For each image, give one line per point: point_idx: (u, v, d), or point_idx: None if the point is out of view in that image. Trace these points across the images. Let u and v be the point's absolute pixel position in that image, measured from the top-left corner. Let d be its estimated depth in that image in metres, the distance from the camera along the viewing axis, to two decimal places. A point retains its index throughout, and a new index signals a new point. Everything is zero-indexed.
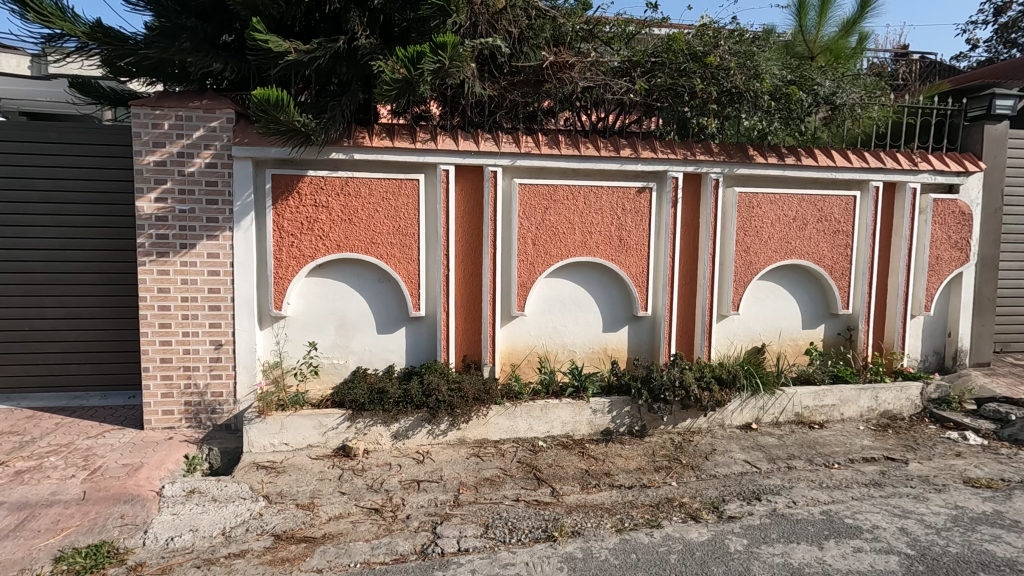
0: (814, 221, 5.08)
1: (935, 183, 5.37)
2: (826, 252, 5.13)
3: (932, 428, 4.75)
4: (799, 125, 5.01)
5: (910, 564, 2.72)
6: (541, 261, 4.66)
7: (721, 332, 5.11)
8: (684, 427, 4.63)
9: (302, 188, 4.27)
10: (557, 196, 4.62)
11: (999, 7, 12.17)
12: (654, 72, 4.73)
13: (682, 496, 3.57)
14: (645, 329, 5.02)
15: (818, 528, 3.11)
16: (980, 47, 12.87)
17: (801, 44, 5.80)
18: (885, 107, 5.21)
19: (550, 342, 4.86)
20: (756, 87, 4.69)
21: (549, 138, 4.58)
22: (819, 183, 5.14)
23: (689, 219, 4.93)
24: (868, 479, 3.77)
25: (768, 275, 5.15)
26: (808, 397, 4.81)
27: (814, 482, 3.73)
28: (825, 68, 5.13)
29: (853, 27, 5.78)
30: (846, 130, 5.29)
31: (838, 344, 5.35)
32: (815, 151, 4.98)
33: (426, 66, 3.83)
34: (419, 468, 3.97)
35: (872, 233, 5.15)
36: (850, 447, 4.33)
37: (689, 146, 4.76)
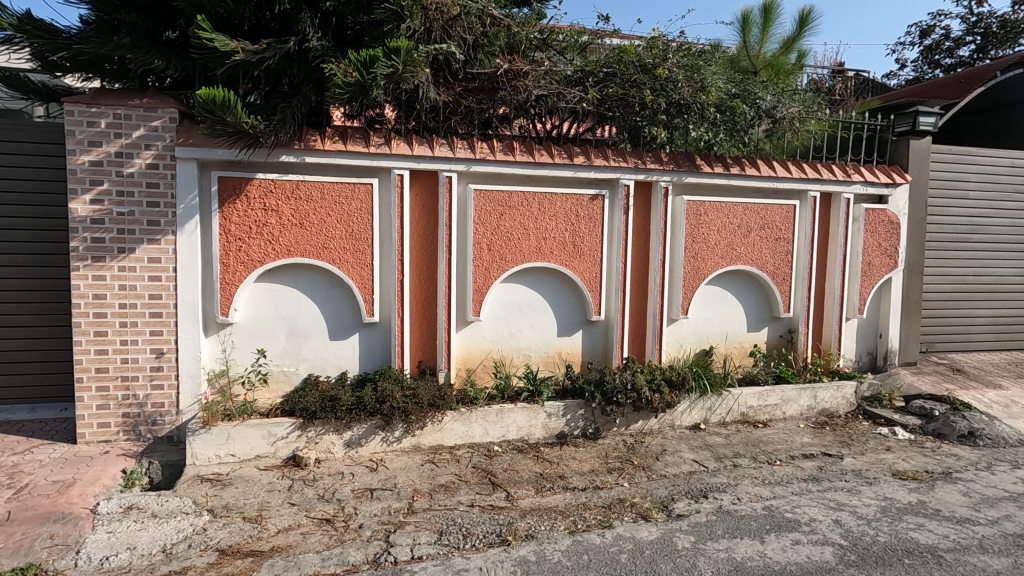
0: (757, 228, 5.32)
1: (867, 194, 5.72)
2: (768, 258, 5.38)
3: (865, 424, 5.03)
4: (742, 136, 5.24)
5: (843, 554, 2.87)
6: (497, 266, 4.68)
7: (671, 335, 5.27)
8: (636, 429, 4.74)
9: (250, 191, 4.15)
10: (512, 202, 4.66)
11: (925, 29, 13.06)
12: (606, 82, 4.85)
13: (633, 496, 3.66)
14: (598, 333, 5.12)
15: (760, 522, 3.25)
16: (908, 67, 13.74)
17: (745, 59, 6.08)
18: (822, 121, 5.52)
19: (506, 346, 4.89)
20: (703, 99, 4.88)
21: (503, 144, 4.62)
22: (762, 192, 5.38)
23: (641, 226, 5.07)
24: (806, 474, 3.97)
25: (716, 281, 5.35)
26: (752, 397, 5.01)
27: (757, 479, 3.90)
28: (767, 82, 5.38)
29: (793, 44, 6.11)
30: (786, 142, 5.52)
31: (780, 346, 5.61)
32: (758, 162, 5.23)
33: (379, 71, 3.80)
34: (372, 477, 3.92)
35: (810, 240, 5.44)
36: (790, 444, 4.54)
37: (640, 154, 4.91)
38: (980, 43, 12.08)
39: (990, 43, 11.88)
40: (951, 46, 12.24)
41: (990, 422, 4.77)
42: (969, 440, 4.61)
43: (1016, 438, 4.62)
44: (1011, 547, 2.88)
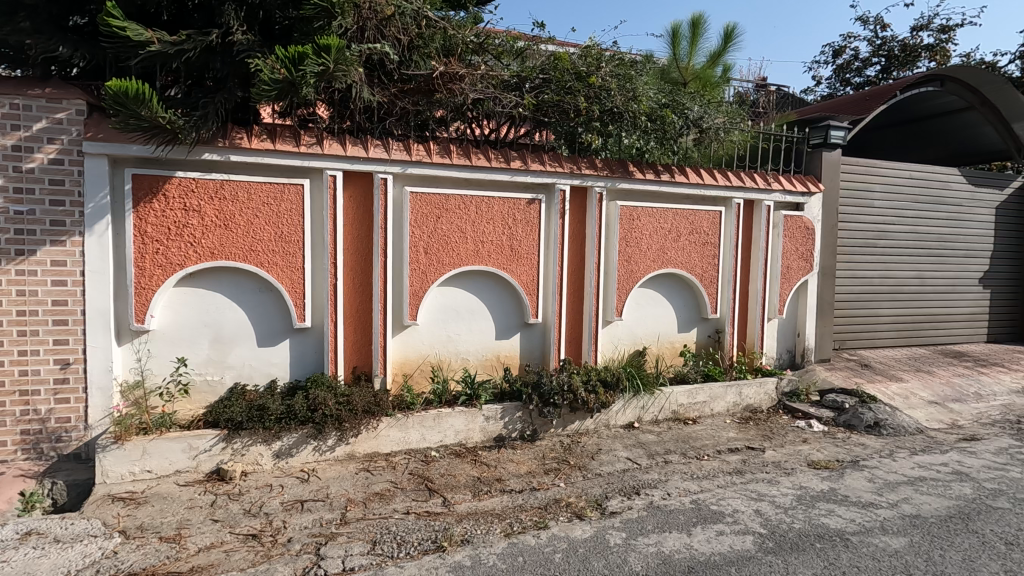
0: (686, 233, 5.55)
1: (785, 202, 6.10)
2: (697, 261, 5.62)
3: (784, 418, 5.35)
4: (672, 144, 5.40)
5: (762, 542, 3.02)
6: (434, 270, 4.64)
7: (607, 337, 5.40)
8: (572, 429, 4.82)
9: (169, 190, 3.91)
10: (449, 205, 4.64)
11: (837, 49, 14.08)
12: (542, 88, 4.93)
13: (569, 496, 3.72)
14: (536, 335, 5.18)
15: (687, 515, 3.38)
16: (822, 83, 14.75)
17: (675, 71, 6.35)
18: (744, 132, 5.84)
19: (443, 350, 4.85)
20: (634, 108, 5.05)
21: (440, 146, 4.60)
22: (691, 199, 5.62)
23: (578, 230, 5.17)
24: (731, 467, 4.17)
25: (648, 283, 5.54)
26: (682, 395, 5.21)
27: (686, 474, 4.06)
28: (695, 94, 5.62)
29: (719, 59, 6.45)
30: (713, 152, 5.77)
31: (708, 345, 5.88)
32: (687, 170, 5.47)
33: (309, 68, 3.70)
34: (303, 488, 3.78)
35: (735, 244, 5.74)
36: (717, 440, 4.76)
37: (576, 160, 5.02)
38: (884, 64, 13.15)
39: (893, 64, 12.94)
40: (860, 66, 13.25)
41: (893, 413, 5.18)
42: (874, 430, 4.99)
43: (914, 427, 5.04)
44: (908, 527, 3.14)
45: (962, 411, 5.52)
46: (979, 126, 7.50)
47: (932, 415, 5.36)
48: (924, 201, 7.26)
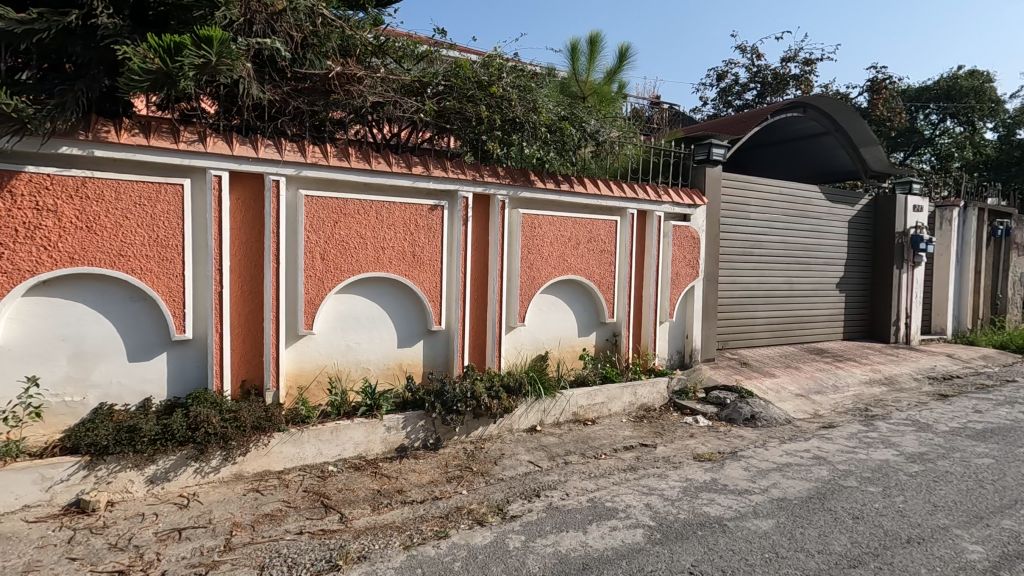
0: (585, 241, 5.78)
1: (674, 213, 6.55)
2: (595, 268, 5.87)
3: (674, 415, 5.71)
4: (571, 156, 5.63)
5: (651, 533, 3.20)
6: (331, 276, 4.46)
7: (510, 342, 5.48)
8: (476, 436, 4.84)
9: (16, 187, 3.44)
10: (347, 210, 4.49)
11: (720, 74, 15.37)
12: (443, 96, 4.93)
13: (470, 502, 3.72)
14: (440, 343, 5.14)
15: (584, 514, 3.50)
16: (709, 105, 16.02)
17: (574, 85, 6.61)
18: (637, 147, 6.19)
19: (342, 360, 4.67)
20: (534, 119, 5.19)
21: (337, 149, 4.44)
22: (589, 208, 5.87)
23: (481, 238, 5.21)
24: (626, 465, 4.39)
25: (550, 289, 5.70)
26: (582, 397, 5.41)
27: (585, 473, 4.21)
28: (591, 108, 5.88)
29: (615, 76, 6.78)
30: (608, 164, 6.05)
31: (606, 348, 6.16)
32: (585, 180, 5.72)
33: (187, 60, 3.46)
34: (182, 515, 3.46)
35: (629, 252, 6.07)
36: (614, 439, 4.98)
37: (478, 168, 5.07)
38: (759, 90, 14.53)
39: (767, 91, 14.34)
40: (739, 90, 14.56)
41: (766, 406, 5.70)
42: (751, 422, 5.46)
43: (783, 418, 5.59)
44: (776, 509, 3.46)
45: (822, 402, 6.20)
46: (833, 149, 8.52)
47: (799, 406, 5.97)
48: (791, 215, 8.10)
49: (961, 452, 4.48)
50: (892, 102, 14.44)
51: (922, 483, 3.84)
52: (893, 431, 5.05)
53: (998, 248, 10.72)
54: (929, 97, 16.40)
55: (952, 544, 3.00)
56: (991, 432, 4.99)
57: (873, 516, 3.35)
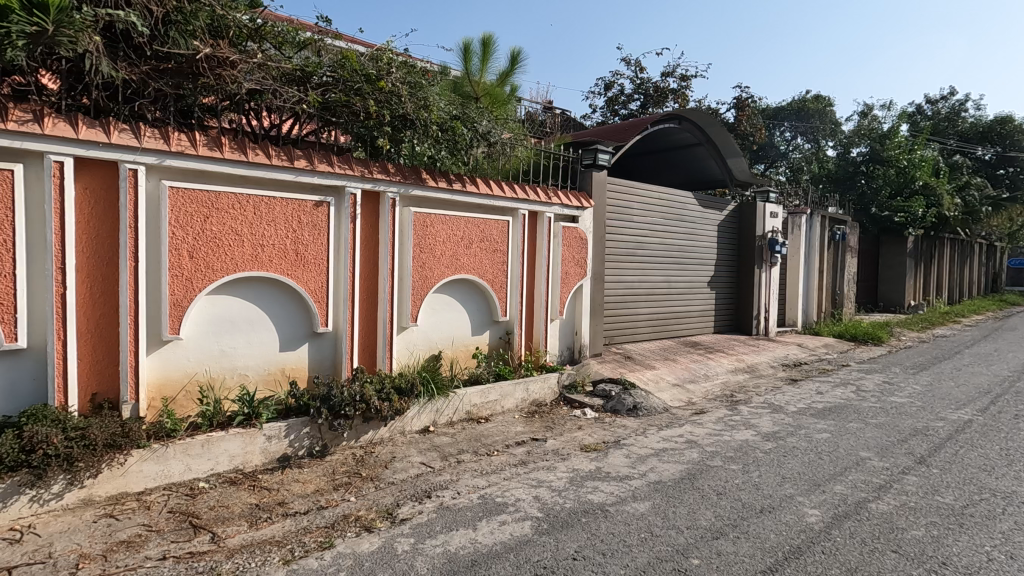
0: (478, 241, 5.82)
1: (564, 215, 6.81)
2: (488, 267, 5.93)
3: (564, 408, 5.94)
4: (463, 155, 5.65)
5: (539, 524, 3.30)
6: (201, 276, 4.09)
7: (402, 343, 5.38)
8: (366, 440, 4.69)
9: None
10: (220, 204, 4.14)
11: (607, 83, 16.20)
12: (328, 87, 4.72)
13: (358, 509, 3.59)
14: (326, 345, 4.92)
15: (474, 511, 3.53)
16: (598, 112, 16.83)
17: (467, 85, 6.64)
18: (528, 150, 6.36)
19: (215, 367, 4.31)
20: (426, 116, 5.12)
21: (208, 137, 4.09)
22: (481, 208, 5.93)
23: (370, 236, 5.06)
24: (517, 459, 4.49)
25: (443, 289, 5.67)
26: (475, 395, 5.45)
27: (477, 471, 4.24)
28: (483, 109, 5.94)
29: (507, 78, 6.89)
30: (500, 165, 6.16)
31: (499, 346, 6.26)
32: (477, 180, 5.76)
33: (15, 26, 3.15)
34: (12, 552, 3.00)
35: (521, 251, 6.21)
36: (506, 435, 5.07)
37: (367, 164, 4.92)
38: (642, 101, 15.53)
39: (649, 102, 15.36)
40: (625, 100, 15.47)
41: (647, 397, 6.10)
42: (634, 412, 5.82)
43: (662, 407, 6.02)
44: (652, 492, 3.72)
45: (695, 390, 6.76)
46: (704, 159, 9.34)
47: (675, 395, 6.46)
48: (669, 219, 8.75)
49: (805, 429, 5.10)
50: (754, 118, 16.08)
51: (774, 458, 4.32)
52: (753, 414, 5.64)
53: (836, 250, 12.36)
54: (783, 116, 18.49)
55: (795, 510, 3.41)
56: (829, 410, 5.74)
57: (734, 491, 3.71)
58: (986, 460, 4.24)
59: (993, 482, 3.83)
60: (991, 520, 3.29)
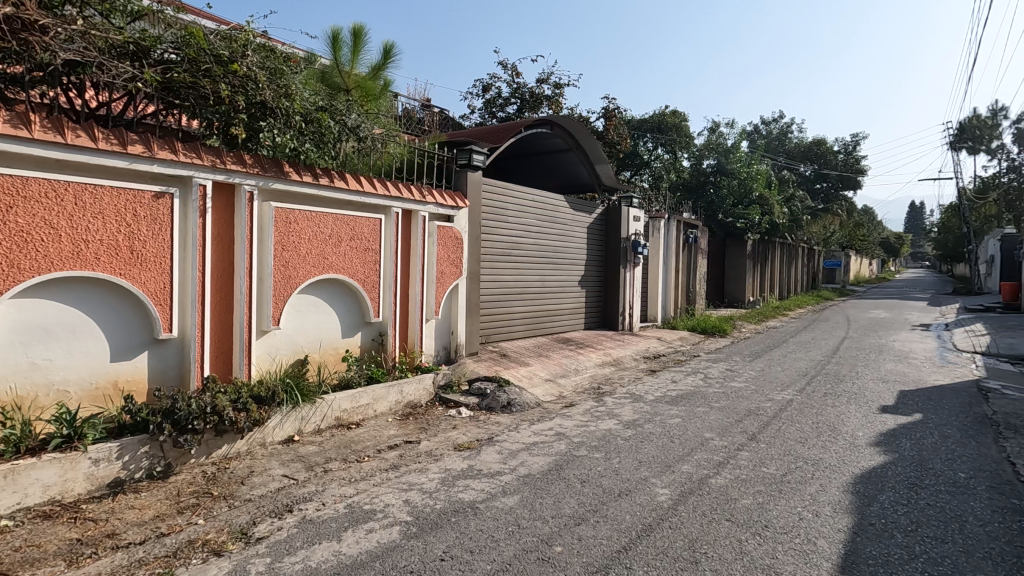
0: (347, 239, 5.58)
1: (439, 214, 6.78)
2: (359, 267, 5.72)
3: (440, 409, 5.90)
4: (331, 149, 5.39)
5: (407, 529, 3.24)
6: (4, 277, 3.45)
7: (262, 348, 4.99)
8: (219, 456, 4.28)
9: None
10: (29, 193, 3.53)
11: (485, 85, 16.38)
12: (170, 65, 4.23)
13: (206, 532, 3.26)
14: (170, 353, 4.40)
15: (339, 522, 3.37)
16: (476, 113, 16.96)
17: (336, 76, 6.33)
18: (401, 146, 6.23)
19: (24, 383, 3.65)
20: (287, 105, 4.81)
21: (12, 113, 3.46)
22: (351, 205, 5.70)
23: (224, 232, 4.63)
24: (389, 464, 4.37)
25: (309, 289, 5.36)
26: (345, 400, 5.22)
27: (345, 479, 4.06)
28: (352, 102, 5.72)
29: (380, 72, 6.65)
30: (371, 161, 5.96)
31: (372, 349, 6.07)
32: (347, 175, 5.53)
33: None
34: None
35: (395, 251, 6.07)
36: (378, 439, 4.92)
37: (219, 153, 4.50)
38: (519, 106, 15.93)
39: (525, 107, 15.80)
40: (502, 103, 15.77)
41: (520, 393, 6.27)
42: (507, 408, 5.95)
43: (534, 402, 6.22)
44: (521, 485, 3.83)
45: (566, 384, 7.09)
46: (575, 164, 9.82)
47: (547, 390, 6.71)
48: (543, 220, 9.10)
49: (660, 415, 5.57)
50: (620, 129, 17.23)
51: (633, 444, 4.67)
52: (616, 404, 6.04)
53: (689, 252, 13.69)
54: (646, 128, 20.05)
55: (649, 491, 3.71)
56: (681, 397, 6.32)
57: (596, 478, 3.94)
58: (801, 433, 4.94)
59: (806, 452, 4.47)
60: (803, 485, 3.83)
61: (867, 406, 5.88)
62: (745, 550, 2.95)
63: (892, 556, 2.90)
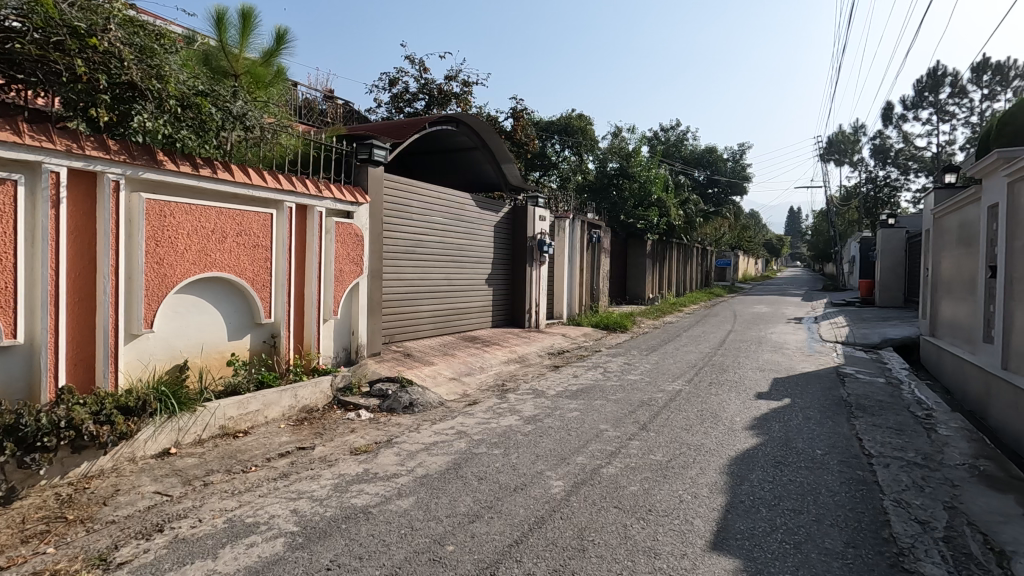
0: (233, 235, 5.21)
1: (337, 210, 6.51)
2: (246, 265, 5.36)
3: (338, 412, 5.69)
4: (212, 138, 5.00)
5: (293, 540, 3.08)
6: None
7: (133, 353, 4.54)
8: (77, 475, 3.83)
9: None
10: None
11: (392, 79, 15.99)
12: (13, 35, 3.71)
13: (56, 562, 2.90)
14: (15, 362, 3.82)
15: (217, 538, 3.14)
16: (382, 107, 16.50)
17: (221, 59, 5.84)
18: (293, 137, 5.92)
19: None
20: (159, 87, 4.38)
21: None
22: (237, 199, 5.32)
23: (83, 226, 4.14)
24: (278, 472, 4.14)
25: (188, 289, 4.95)
26: (231, 407, 4.87)
27: (226, 492, 3.79)
28: (237, 89, 5.34)
29: (274, 58, 6.10)
30: (260, 152, 5.62)
31: (262, 351, 5.71)
32: (232, 167, 5.17)
33: None
34: None
35: (288, 248, 5.76)
36: (268, 447, 4.65)
37: (76, 136, 4.03)
38: (427, 102, 15.72)
39: (433, 103, 15.63)
40: (410, 98, 15.47)
41: (423, 393, 6.19)
42: (409, 409, 5.84)
43: (437, 401, 6.16)
44: (418, 486, 3.77)
45: (470, 382, 7.09)
46: (481, 162, 9.82)
47: (451, 389, 6.68)
48: (449, 218, 9.04)
49: (560, 409, 5.73)
50: (528, 130, 17.50)
51: (532, 439, 4.76)
52: (518, 400, 6.14)
53: (593, 251, 14.21)
54: (554, 130, 20.56)
55: (543, 484, 3.80)
56: (581, 391, 6.55)
57: (493, 474, 3.98)
58: (687, 421, 5.29)
59: (690, 438, 4.79)
60: (685, 469, 4.10)
61: (745, 393, 6.42)
62: (629, 534, 3.10)
63: (757, 530, 3.17)
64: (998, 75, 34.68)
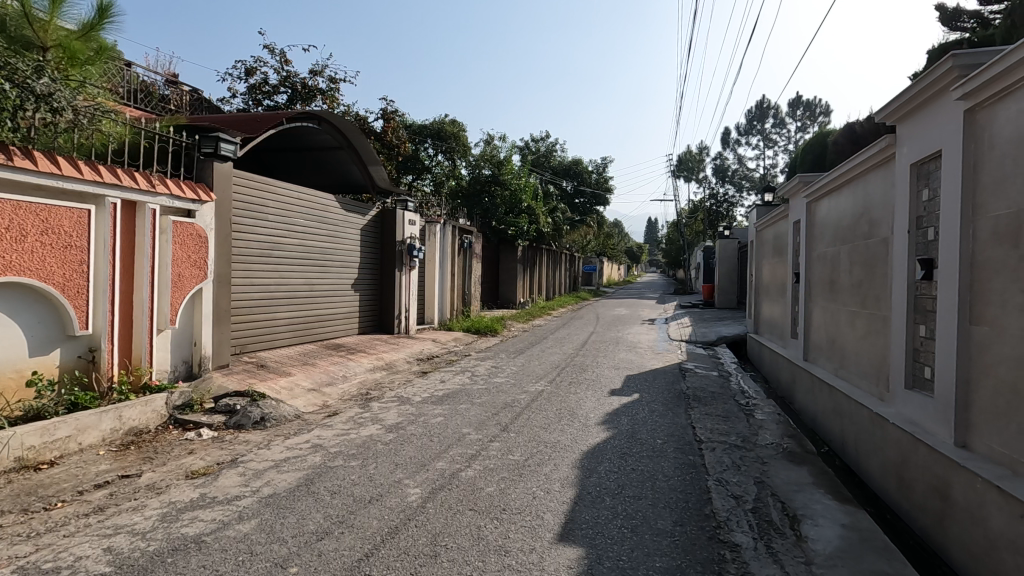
0: (37, 232, 4.46)
1: (174, 208, 5.86)
2: (55, 268, 4.61)
3: (173, 433, 5.10)
4: (7, 120, 4.23)
5: None
6: None
7: None
8: None
9: None
10: None
11: (249, 69, 14.83)
12: None
13: None
14: None
15: None
16: (238, 98, 15.25)
17: (23, 27, 4.94)
18: (119, 124, 5.20)
19: None
20: None
21: None
22: (42, 191, 4.56)
23: None
24: (91, 507, 3.60)
25: None
26: (32, 435, 4.15)
27: (20, 536, 3.22)
28: (43, 64, 4.58)
29: (94, 32, 5.30)
30: (74, 139, 4.86)
31: (76, 368, 4.94)
32: (35, 154, 4.42)
33: None
34: None
35: (110, 249, 5.06)
36: (81, 478, 4.03)
37: None
38: (290, 96, 14.81)
39: (296, 98, 14.77)
40: (269, 90, 14.45)
41: (277, 406, 5.77)
42: (260, 424, 5.41)
43: (293, 414, 5.79)
44: (262, 507, 3.51)
45: (331, 392, 6.76)
46: (346, 161, 9.42)
47: (309, 400, 6.31)
48: (310, 220, 8.58)
49: (423, 416, 5.67)
50: (399, 131, 17.19)
51: (392, 448, 4.66)
52: (381, 409, 5.98)
53: (465, 256, 14.34)
54: (426, 133, 20.45)
55: (399, 493, 3.73)
56: (446, 396, 6.55)
57: (348, 487, 3.82)
58: (545, 420, 5.52)
59: (547, 436, 5.02)
60: (540, 466, 4.28)
61: (600, 391, 6.87)
62: (481, 535, 3.16)
63: (600, 518, 3.40)
64: (807, 112, 41.07)
